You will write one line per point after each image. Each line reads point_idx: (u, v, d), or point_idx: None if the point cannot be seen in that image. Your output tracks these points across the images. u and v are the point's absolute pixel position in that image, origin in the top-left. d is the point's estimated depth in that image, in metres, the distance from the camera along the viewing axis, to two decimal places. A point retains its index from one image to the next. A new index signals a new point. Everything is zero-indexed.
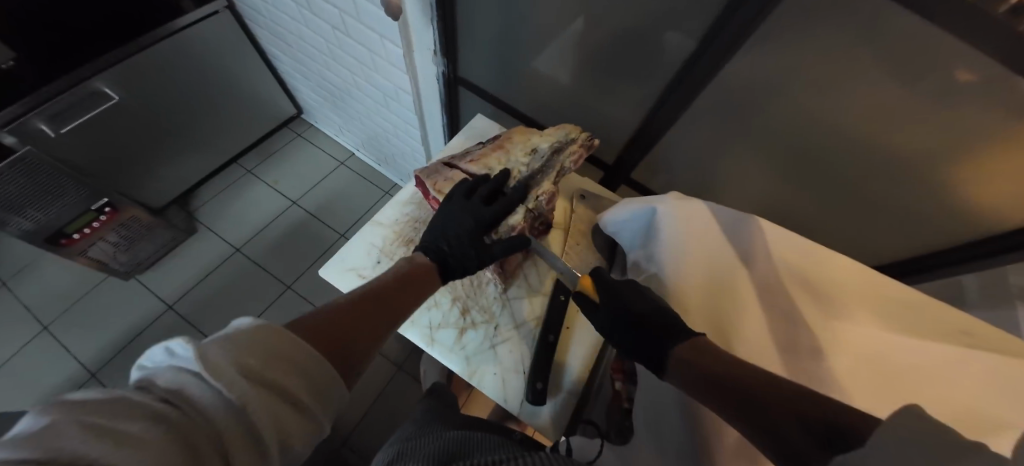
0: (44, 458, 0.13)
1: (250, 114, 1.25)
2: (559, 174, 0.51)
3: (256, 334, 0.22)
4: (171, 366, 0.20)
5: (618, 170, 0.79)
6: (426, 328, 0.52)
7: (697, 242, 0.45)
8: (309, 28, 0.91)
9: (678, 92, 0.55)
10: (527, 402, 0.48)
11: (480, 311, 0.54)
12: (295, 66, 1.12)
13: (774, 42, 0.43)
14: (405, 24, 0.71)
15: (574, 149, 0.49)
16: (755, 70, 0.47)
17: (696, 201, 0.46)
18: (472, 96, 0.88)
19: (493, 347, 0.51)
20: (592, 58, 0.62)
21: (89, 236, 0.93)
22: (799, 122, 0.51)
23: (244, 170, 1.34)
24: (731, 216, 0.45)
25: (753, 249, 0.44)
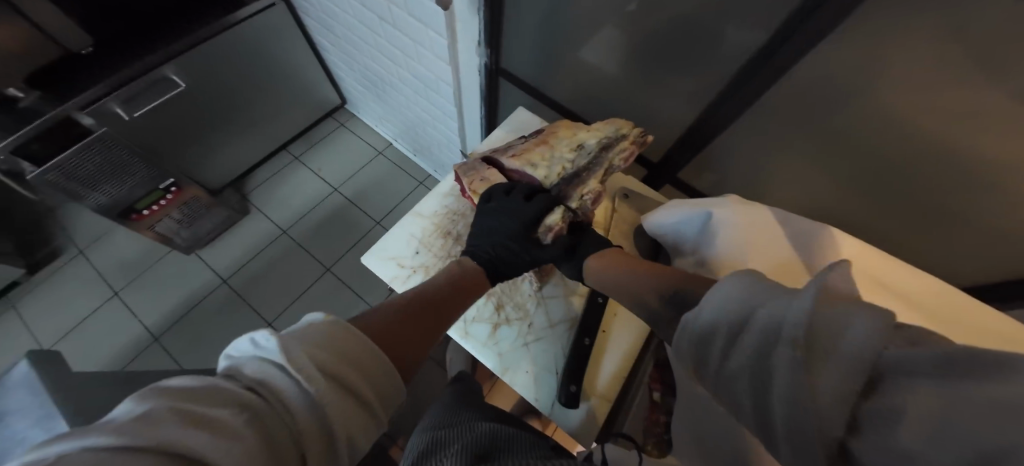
0: (144, 445, 0.14)
1: (298, 103, 1.31)
2: (607, 172, 0.48)
3: (325, 330, 0.23)
4: (258, 355, 0.21)
5: (663, 169, 0.75)
6: (459, 321, 0.51)
7: (753, 251, 0.41)
8: (357, 20, 0.93)
9: (739, 90, 0.51)
10: (559, 404, 0.47)
11: (515, 308, 0.52)
12: (341, 57, 1.16)
13: (857, 40, 0.38)
14: (452, 14, 0.71)
15: (625, 145, 0.46)
16: (832, 69, 0.42)
17: (757, 208, 0.43)
18: (513, 88, 0.87)
19: (527, 345, 0.50)
20: (644, 51, 0.59)
21: (156, 213, 1.02)
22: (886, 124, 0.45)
23: (291, 156, 1.41)
24: (798, 228, 0.41)
25: (825, 265, 0.39)
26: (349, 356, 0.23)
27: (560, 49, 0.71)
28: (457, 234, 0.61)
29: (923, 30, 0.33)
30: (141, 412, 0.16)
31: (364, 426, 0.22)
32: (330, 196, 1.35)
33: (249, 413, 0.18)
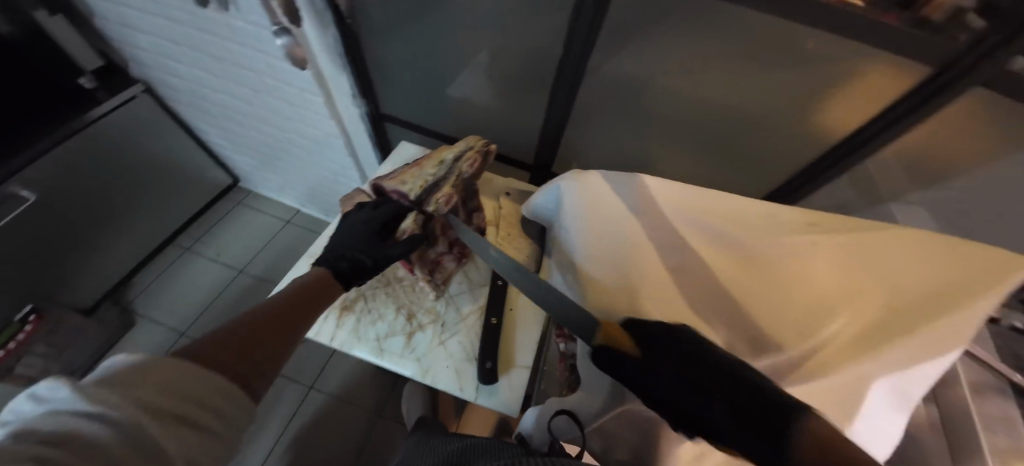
0: None
1: (184, 191, 1.23)
2: (460, 178, 0.57)
3: (137, 369, 0.25)
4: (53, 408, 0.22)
5: (540, 167, 0.87)
6: (374, 341, 0.57)
7: (589, 209, 0.51)
8: (232, 96, 0.95)
9: (564, 93, 0.66)
10: (481, 385, 0.54)
11: (425, 314, 0.60)
12: (223, 136, 1.14)
13: (618, 38, 0.54)
14: (319, 72, 0.78)
15: (470, 155, 0.57)
16: (616, 61, 0.58)
17: (592, 182, 0.52)
18: (400, 129, 0.96)
19: (443, 343, 0.57)
20: (492, 77, 0.73)
21: (13, 351, 0.87)
22: (668, 92, 0.61)
23: (181, 249, 1.28)
24: (623, 190, 0.51)
25: (644, 210, 0.49)
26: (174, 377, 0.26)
27: (426, 87, 0.82)
28: None
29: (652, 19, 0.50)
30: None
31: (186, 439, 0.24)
32: (237, 278, 1.25)
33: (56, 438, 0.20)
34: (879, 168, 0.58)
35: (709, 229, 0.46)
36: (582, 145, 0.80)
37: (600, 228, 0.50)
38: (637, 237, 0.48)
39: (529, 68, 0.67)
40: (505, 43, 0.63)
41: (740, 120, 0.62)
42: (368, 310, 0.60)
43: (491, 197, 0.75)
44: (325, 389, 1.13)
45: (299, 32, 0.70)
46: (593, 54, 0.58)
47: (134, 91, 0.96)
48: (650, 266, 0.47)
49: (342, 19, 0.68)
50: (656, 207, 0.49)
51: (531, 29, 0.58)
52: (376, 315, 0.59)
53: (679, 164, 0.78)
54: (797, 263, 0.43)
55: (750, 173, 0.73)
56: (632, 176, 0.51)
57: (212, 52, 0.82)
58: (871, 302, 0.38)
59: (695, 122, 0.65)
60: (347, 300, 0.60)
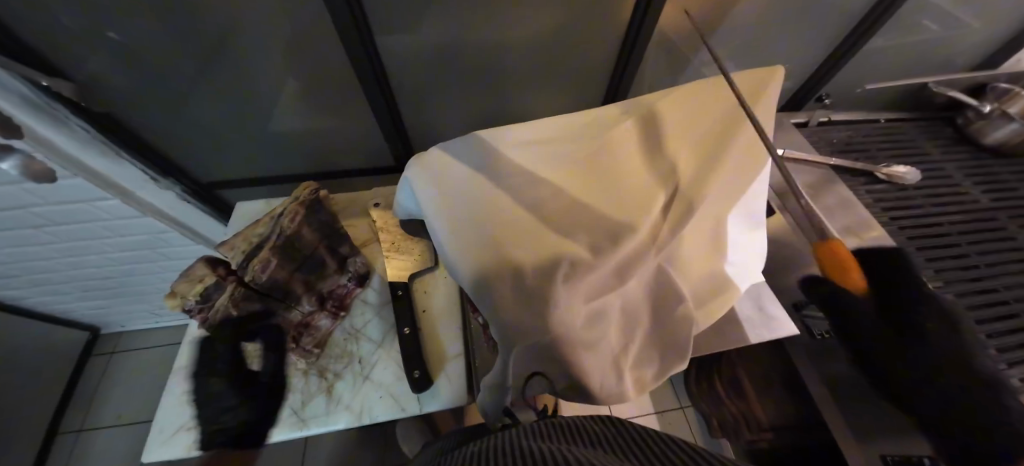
0: None
1: (33, 371, 0.99)
2: (287, 235, 0.46)
3: None
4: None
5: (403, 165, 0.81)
6: (292, 417, 0.45)
7: (438, 182, 0.48)
8: (3, 248, 0.72)
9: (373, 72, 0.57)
10: (422, 394, 0.48)
11: (337, 360, 0.50)
12: (42, 294, 0.91)
13: None
14: (95, 174, 0.59)
15: (294, 205, 0.47)
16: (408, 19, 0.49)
17: (437, 157, 0.50)
18: (244, 193, 0.79)
19: (368, 377, 0.48)
20: (292, 91, 0.60)
21: None
22: (473, 37, 0.58)
23: (74, 432, 1.06)
24: (465, 153, 0.51)
25: (492, 160, 0.50)
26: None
27: (235, 142, 0.67)
28: None
29: None
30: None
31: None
32: None
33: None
34: (672, 36, 0.63)
35: (555, 157, 0.50)
36: (430, 125, 0.74)
37: (465, 198, 0.47)
38: (490, 192, 0.47)
39: (326, 73, 0.58)
40: (281, 56, 0.54)
41: (550, 39, 0.61)
42: (270, 388, 0.47)
43: (361, 215, 0.63)
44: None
45: (31, 137, 0.50)
46: (374, 26, 0.52)
47: None
48: (515, 217, 0.45)
49: (73, 102, 0.50)
50: (499, 154, 0.50)
51: (296, 29, 0.50)
52: (281, 390, 0.47)
53: (529, 103, 0.74)
54: (624, 156, 0.49)
55: (589, 84, 0.73)
56: (470, 136, 0.51)
57: None
58: (684, 169, 0.46)
59: (513, 58, 0.63)
60: (242, 391, 0.46)
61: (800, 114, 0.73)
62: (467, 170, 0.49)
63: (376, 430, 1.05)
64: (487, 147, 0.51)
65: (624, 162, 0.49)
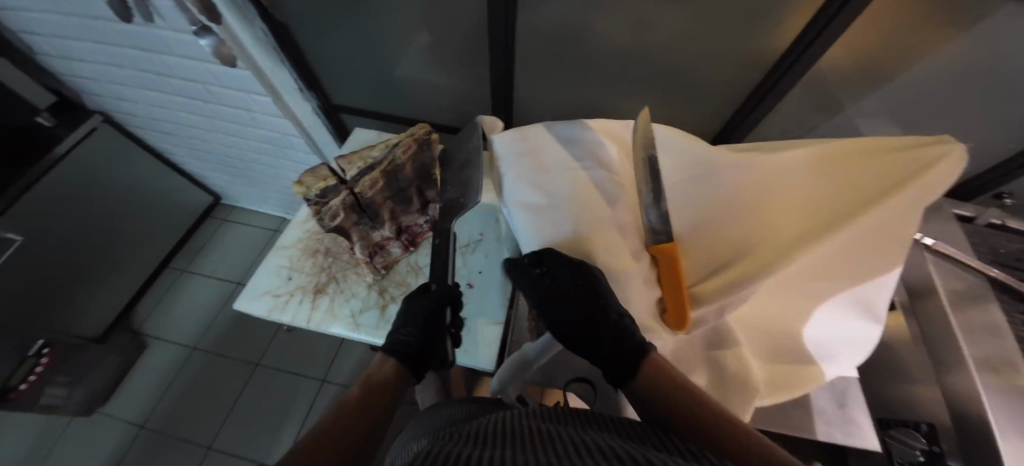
0: None
1: (168, 213, 1.24)
2: (395, 165, 0.50)
3: None
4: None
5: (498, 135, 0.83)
6: (348, 318, 0.51)
7: (532, 157, 0.48)
8: (178, 110, 0.89)
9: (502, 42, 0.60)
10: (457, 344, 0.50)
11: (396, 286, 0.54)
12: (191, 155, 1.12)
13: None
14: (261, 72, 0.70)
15: (407, 141, 0.50)
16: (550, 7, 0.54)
17: (535, 131, 0.50)
18: (357, 120, 0.87)
19: None
20: (428, 45, 0.66)
21: (35, 385, 0.91)
22: (604, 32, 0.57)
23: (178, 270, 1.32)
24: (567, 133, 0.49)
25: (596, 147, 0.48)
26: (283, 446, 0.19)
27: (366, 75, 0.75)
28: (327, 249, 0.57)
29: None
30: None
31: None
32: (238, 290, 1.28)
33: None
34: (829, 78, 0.55)
35: (669, 167, 0.47)
36: (537, 106, 0.76)
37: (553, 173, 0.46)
38: (584, 182, 0.45)
39: (459, 35, 0.62)
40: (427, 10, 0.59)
41: (684, 50, 0.58)
42: (338, 288, 0.53)
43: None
44: (337, 381, 1.10)
45: (224, 25, 0.60)
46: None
47: (94, 123, 0.96)
48: (601, 216, 0.43)
49: (266, 8, 0.59)
50: (603, 145, 0.48)
51: None
52: (348, 292, 0.53)
53: (642, 108, 0.71)
54: (740, 185, 0.44)
55: (713, 103, 0.67)
56: (577, 122, 0.49)
57: (151, 69, 0.77)
58: (802, 223, 0.39)
59: (641, 58, 0.61)
60: (316, 283, 0.53)
61: (967, 207, 0.60)
62: (565, 153, 0.47)
63: None
64: (591, 135, 0.48)
65: (741, 191, 0.43)
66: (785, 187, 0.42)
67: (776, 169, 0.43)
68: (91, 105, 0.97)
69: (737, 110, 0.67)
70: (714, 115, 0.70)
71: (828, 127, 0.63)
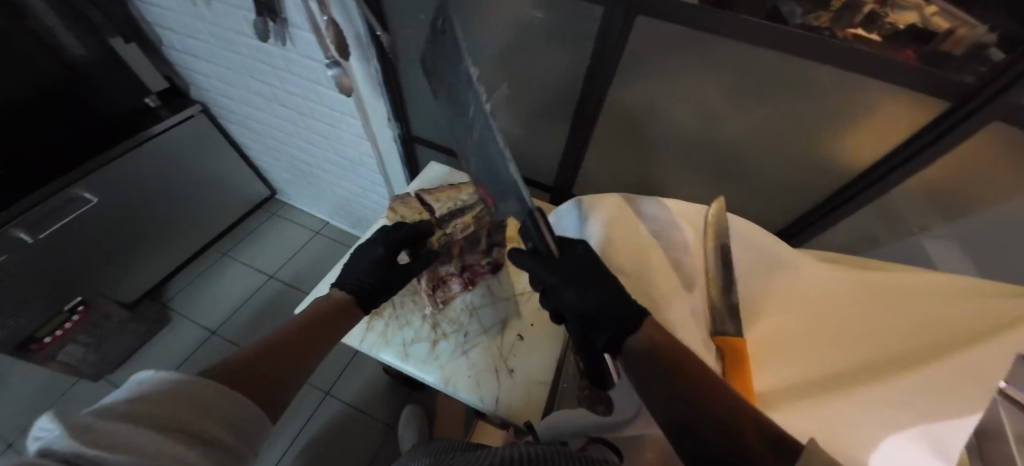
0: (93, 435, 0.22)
1: (225, 200, 1.32)
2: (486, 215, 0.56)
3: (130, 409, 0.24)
4: (44, 445, 0.21)
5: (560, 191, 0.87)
6: (399, 346, 0.52)
7: (612, 226, 0.50)
8: (273, 115, 0.99)
9: (585, 115, 0.66)
10: (502, 397, 0.48)
11: (450, 323, 0.55)
12: (266, 152, 1.22)
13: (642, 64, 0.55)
14: (361, 99, 0.78)
15: None
16: (638, 92, 0.60)
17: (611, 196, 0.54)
18: (428, 151, 0.91)
19: (465, 353, 0.52)
20: (515, 104, 0.73)
21: (59, 339, 0.95)
22: (681, 123, 0.62)
23: (219, 253, 1.37)
24: (640, 204, 0.52)
25: (667, 223, 0.50)
26: (180, 416, 0.26)
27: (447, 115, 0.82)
28: None
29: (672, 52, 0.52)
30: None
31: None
32: (268, 284, 1.31)
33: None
34: (897, 202, 0.57)
35: (746, 254, 0.50)
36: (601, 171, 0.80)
37: (620, 236, 0.49)
38: (659, 260, 0.47)
39: (546, 101, 0.69)
40: (523, 76, 0.67)
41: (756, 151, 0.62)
42: (394, 314, 0.55)
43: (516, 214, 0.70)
44: (340, 398, 1.07)
45: (349, 63, 0.69)
46: (614, 83, 0.59)
47: (192, 111, 1.07)
48: (674, 296, 0.44)
49: (387, 53, 0.67)
50: (675, 221, 0.50)
51: (546, 66, 0.62)
52: (403, 321, 0.55)
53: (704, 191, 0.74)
54: (807, 294, 0.45)
55: (778, 203, 0.69)
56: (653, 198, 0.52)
57: (264, 80, 0.86)
58: (875, 350, 0.39)
59: (714, 151, 0.65)
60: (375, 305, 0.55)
61: None
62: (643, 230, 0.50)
63: (405, 388, 1.08)
64: (666, 215, 0.51)
65: (805, 300, 0.45)
66: (849, 306, 0.43)
67: (843, 287, 0.44)
68: (196, 97, 1.09)
69: (801, 213, 0.68)
70: (777, 214, 0.71)
71: (894, 244, 0.63)
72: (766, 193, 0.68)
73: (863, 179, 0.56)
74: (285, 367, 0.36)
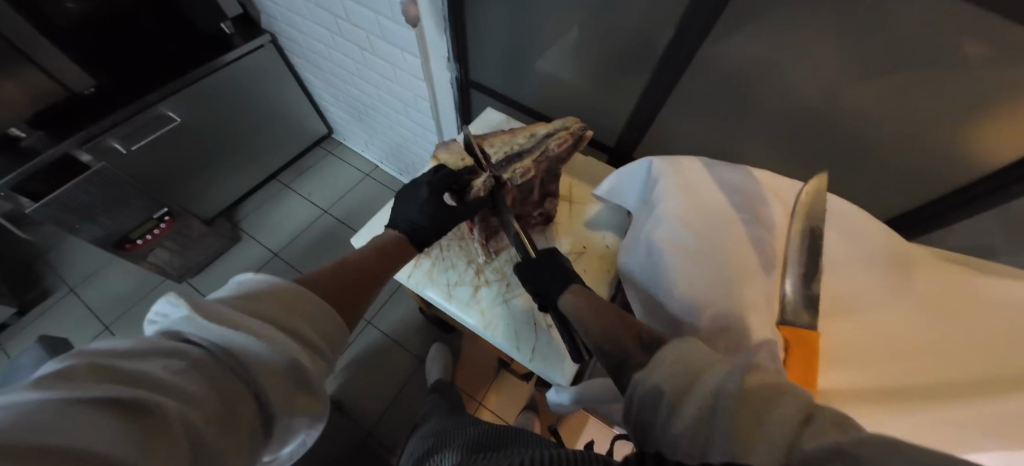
0: (170, 349, 0.23)
1: (287, 134, 1.39)
2: (545, 156, 0.51)
3: (241, 299, 0.27)
4: (163, 326, 0.25)
5: (620, 151, 0.80)
6: (444, 286, 0.53)
7: (687, 194, 0.46)
8: (336, 49, 0.98)
9: (665, 70, 0.58)
10: (538, 350, 0.48)
11: (493, 271, 0.55)
12: (326, 89, 1.24)
13: (748, 16, 0.46)
14: (423, 35, 0.75)
15: (563, 134, 0.50)
16: (736, 50, 0.51)
17: (691, 159, 0.49)
18: (484, 99, 0.89)
19: (506, 302, 0.52)
20: (587, 53, 0.66)
21: (149, 243, 1.06)
22: (779, 90, 0.53)
23: (281, 184, 1.47)
24: (723, 171, 0.47)
25: (750, 194, 0.45)
26: (274, 313, 0.28)
27: (510, 59, 0.77)
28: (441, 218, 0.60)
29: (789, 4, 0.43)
30: (31, 399, 0.17)
31: (239, 440, 0.23)
32: (321, 218, 1.39)
33: (181, 358, 0.23)
34: None
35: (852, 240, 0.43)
36: (670, 138, 0.73)
37: (695, 199, 0.45)
38: (739, 236, 0.42)
39: (621, 50, 0.62)
40: (600, 20, 0.59)
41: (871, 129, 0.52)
42: (440, 255, 0.56)
43: (570, 171, 0.66)
44: (380, 328, 1.15)
45: None
46: (709, 35, 0.51)
47: (261, 41, 1.10)
48: (751, 276, 0.40)
49: None
50: (760, 193, 0.45)
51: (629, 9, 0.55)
52: (448, 263, 0.56)
53: (789, 170, 0.65)
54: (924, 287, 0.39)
55: (883, 193, 0.59)
56: (739, 165, 0.47)
57: (330, 10, 0.85)
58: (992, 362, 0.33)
59: (813, 125, 0.55)
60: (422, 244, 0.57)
61: None
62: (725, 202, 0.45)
63: (437, 329, 1.15)
64: (754, 189, 0.45)
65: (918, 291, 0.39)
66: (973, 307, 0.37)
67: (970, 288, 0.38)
68: (266, 26, 1.11)
69: (912, 207, 0.58)
70: (878, 204, 0.61)
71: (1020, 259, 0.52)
72: (865, 181, 0.59)
73: (1005, 178, 0.46)
74: (360, 286, 0.38)
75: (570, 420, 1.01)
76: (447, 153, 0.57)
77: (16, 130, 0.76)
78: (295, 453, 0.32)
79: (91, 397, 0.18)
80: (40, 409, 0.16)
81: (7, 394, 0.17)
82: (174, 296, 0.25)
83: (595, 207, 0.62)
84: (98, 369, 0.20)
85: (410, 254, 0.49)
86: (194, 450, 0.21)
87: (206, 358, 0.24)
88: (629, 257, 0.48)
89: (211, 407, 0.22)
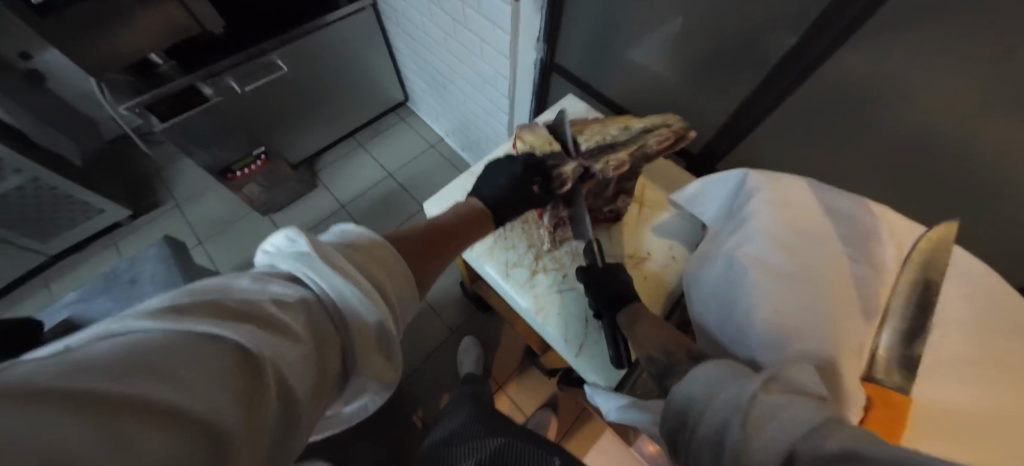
0: (288, 293, 0.23)
1: (370, 97, 1.48)
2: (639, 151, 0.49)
3: (348, 248, 0.28)
4: (278, 257, 0.27)
5: (702, 161, 0.75)
6: (502, 263, 0.54)
7: (785, 213, 0.42)
8: (430, 19, 1.02)
9: (778, 83, 0.53)
10: (586, 346, 0.47)
11: (553, 259, 0.54)
12: (412, 57, 1.29)
13: (897, 31, 0.40)
14: (520, 12, 0.75)
15: (663, 131, 0.49)
16: (872, 68, 0.45)
17: (794, 179, 0.44)
18: (565, 85, 0.87)
19: (560, 292, 0.52)
20: (689, 52, 0.62)
21: (245, 176, 1.21)
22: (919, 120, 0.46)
23: (357, 142, 1.57)
24: (835, 198, 0.42)
25: (864, 229, 0.40)
26: (368, 267, 0.28)
27: (602, 46, 0.74)
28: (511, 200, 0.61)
29: (959, 21, 0.36)
30: (149, 327, 0.17)
31: (324, 394, 0.23)
32: (385, 180, 1.48)
33: (295, 301, 0.23)
34: None
35: None
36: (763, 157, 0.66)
37: (795, 223, 0.41)
38: (842, 271, 0.38)
39: (728, 53, 0.57)
40: (712, 14, 0.55)
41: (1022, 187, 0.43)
42: (503, 234, 0.57)
43: (647, 175, 0.63)
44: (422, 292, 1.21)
45: None
46: (845, 45, 0.44)
47: (363, 5, 1.17)
48: (848, 320, 0.36)
49: None
50: (876, 229, 0.40)
51: (751, 8, 0.50)
52: (509, 243, 0.57)
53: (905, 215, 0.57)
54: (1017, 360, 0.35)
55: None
56: (856, 195, 0.42)
57: None
58: None
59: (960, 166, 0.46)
60: None
61: None
62: None
63: (473, 305, 1.18)
64: (870, 223, 0.40)
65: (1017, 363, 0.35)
66: None
67: None
68: None
69: None
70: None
71: None
72: (1009, 246, 0.49)
73: None
74: (441, 250, 0.40)
75: (587, 424, 1.00)
76: (530, 135, 0.58)
77: (156, 57, 0.88)
78: (355, 417, 0.32)
79: (204, 335, 0.18)
80: (159, 346, 0.16)
81: (128, 318, 0.17)
82: (294, 232, 0.27)
83: (667, 214, 0.59)
84: (212, 303, 0.19)
85: (483, 227, 0.50)
86: (284, 400, 0.20)
87: (315, 306, 0.24)
88: (699, 270, 0.46)
89: (309, 363, 0.22)
